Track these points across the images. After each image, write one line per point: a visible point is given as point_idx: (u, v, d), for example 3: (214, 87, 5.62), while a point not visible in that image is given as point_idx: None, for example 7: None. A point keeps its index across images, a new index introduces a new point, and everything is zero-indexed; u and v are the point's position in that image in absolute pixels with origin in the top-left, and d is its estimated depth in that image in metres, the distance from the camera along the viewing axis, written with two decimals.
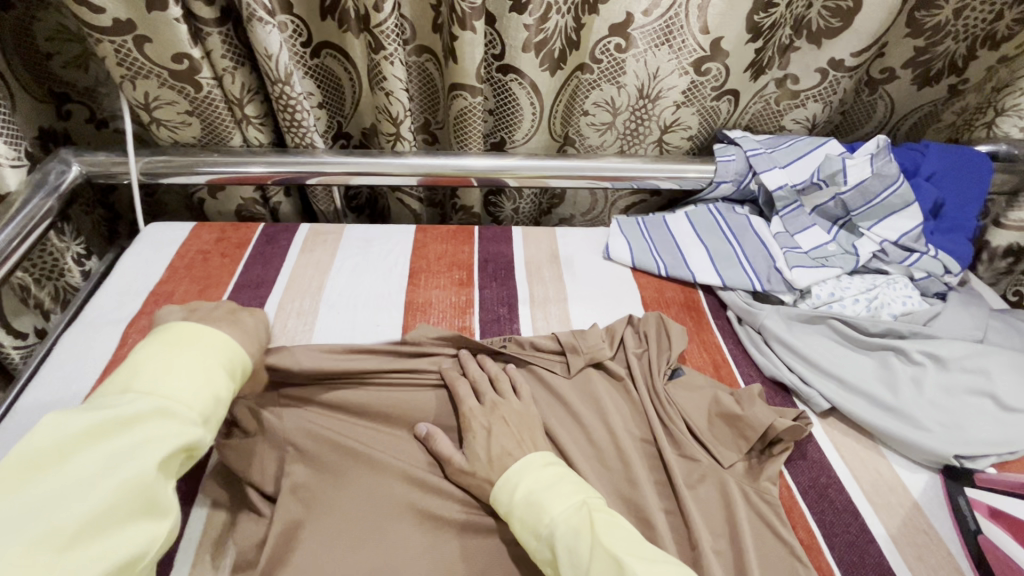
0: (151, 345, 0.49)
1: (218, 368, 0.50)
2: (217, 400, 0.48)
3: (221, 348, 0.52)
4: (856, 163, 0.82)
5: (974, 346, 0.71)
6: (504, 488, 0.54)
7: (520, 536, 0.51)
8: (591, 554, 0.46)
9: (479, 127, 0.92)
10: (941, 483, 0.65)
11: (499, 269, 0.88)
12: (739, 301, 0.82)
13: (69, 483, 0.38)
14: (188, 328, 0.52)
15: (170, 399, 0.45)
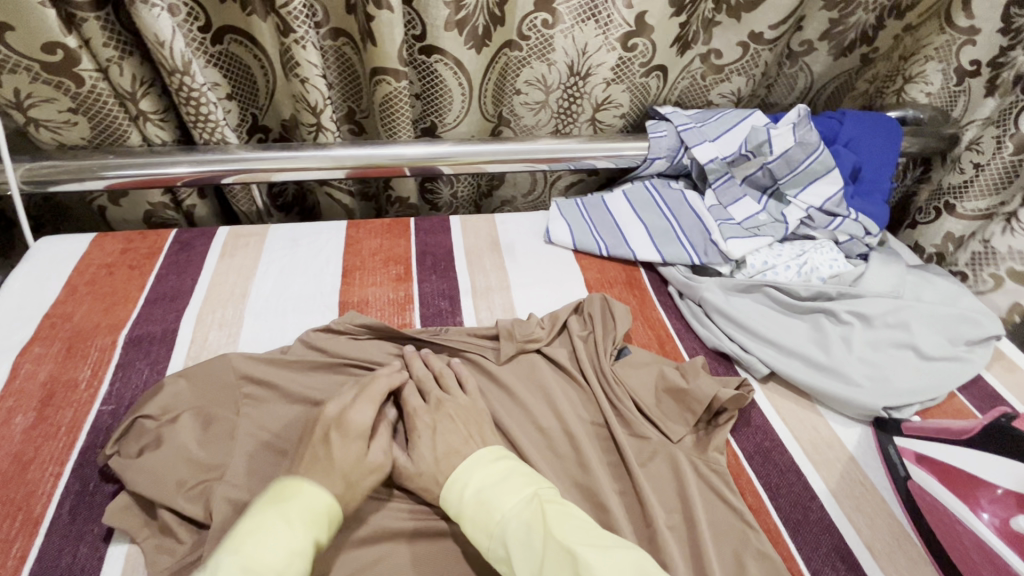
0: (259, 507, 0.47)
1: (303, 522, 0.47)
2: (295, 554, 0.44)
3: (315, 507, 0.48)
4: (781, 133, 0.84)
5: (893, 302, 0.76)
6: (453, 487, 0.52)
7: (472, 537, 0.49)
8: (544, 549, 0.44)
9: (407, 111, 0.87)
10: (872, 435, 0.68)
11: (439, 260, 0.85)
12: (679, 276, 0.83)
13: None
14: (283, 483, 0.50)
15: (257, 565, 0.42)
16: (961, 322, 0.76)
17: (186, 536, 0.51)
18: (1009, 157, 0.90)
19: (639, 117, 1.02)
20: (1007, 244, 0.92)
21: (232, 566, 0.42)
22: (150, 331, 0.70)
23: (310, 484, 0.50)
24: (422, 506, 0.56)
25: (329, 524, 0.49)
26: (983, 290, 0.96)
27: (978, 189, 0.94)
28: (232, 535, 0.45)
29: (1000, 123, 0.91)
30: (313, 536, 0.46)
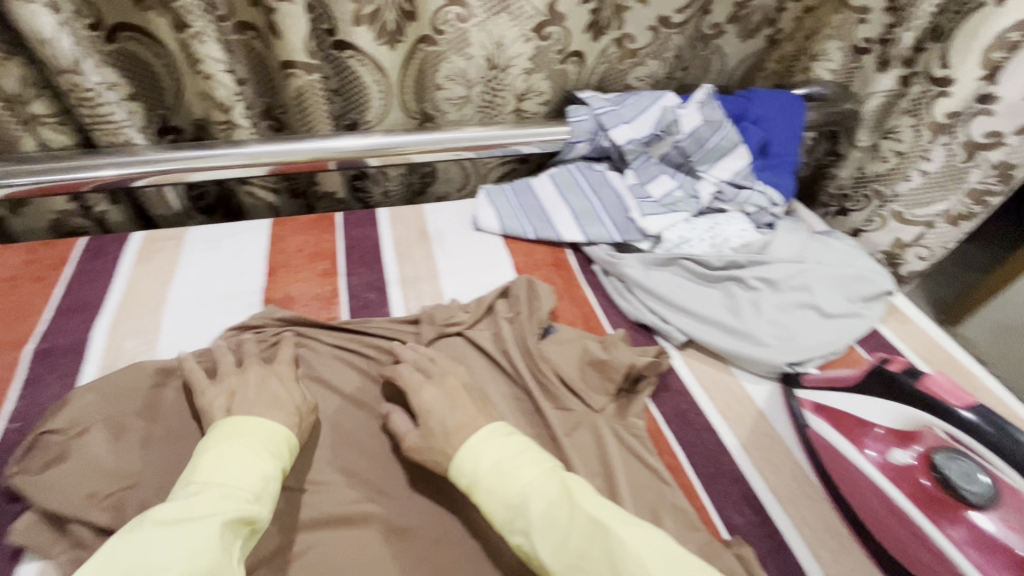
0: (210, 441, 0.50)
1: (270, 451, 0.50)
2: (269, 479, 0.48)
3: (269, 433, 0.52)
4: (688, 112, 0.88)
5: (797, 266, 0.81)
6: (465, 459, 0.51)
7: (486, 508, 0.49)
8: (570, 522, 0.45)
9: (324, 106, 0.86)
10: (780, 391, 0.73)
11: (366, 253, 0.84)
12: (602, 254, 0.86)
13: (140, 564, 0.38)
14: (235, 419, 0.52)
15: (228, 484, 0.45)
16: (857, 281, 0.82)
17: (103, 546, 0.50)
18: (924, 143, 0.90)
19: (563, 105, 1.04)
20: (896, 191, 0.97)
21: (211, 491, 0.44)
22: (60, 344, 0.67)
23: (269, 422, 0.53)
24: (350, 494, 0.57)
25: (289, 453, 0.53)
26: (871, 229, 1.03)
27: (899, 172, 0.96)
28: (197, 469, 0.46)
29: (914, 111, 0.91)
30: (275, 458, 0.50)
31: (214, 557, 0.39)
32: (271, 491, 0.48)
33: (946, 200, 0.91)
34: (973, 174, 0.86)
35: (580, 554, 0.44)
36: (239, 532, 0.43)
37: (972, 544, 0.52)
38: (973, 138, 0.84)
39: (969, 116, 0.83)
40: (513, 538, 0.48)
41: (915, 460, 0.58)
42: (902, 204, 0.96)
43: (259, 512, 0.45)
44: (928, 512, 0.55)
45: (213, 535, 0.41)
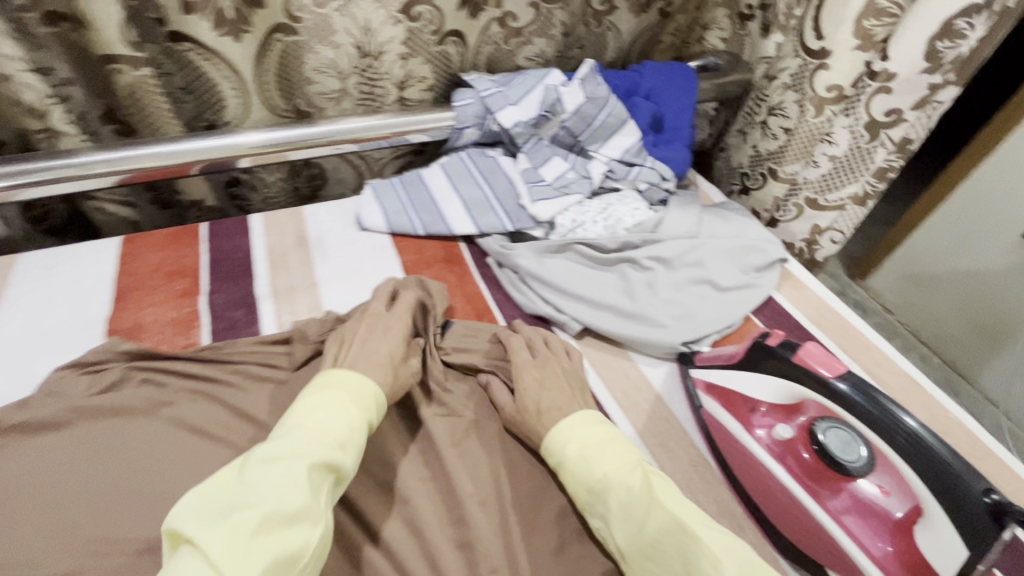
0: (311, 387, 0.54)
1: (358, 404, 0.53)
2: (354, 431, 0.51)
3: (357, 387, 0.54)
4: (570, 90, 0.85)
5: (689, 242, 0.80)
6: (557, 437, 0.56)
7: (571, 486, 0.54)
8: (648, 511, 0.48)
9: (168, 111, 0.79)
10: (677, 371, 0.72)
11: (234, 267, 0.76)
12: (494, 246, 0.81)
13: (244, 489, 0.42)
14: (332, 372, 0.56)
15: (317, 429, 0.48)
16: (748, 250, 0.82)
17: None
18: (812, 120, 0.87)
19: (448, 92, 0.98)
20: (805, 176, 0.95)
21: (300, 436, 0.47)
22: None
23: (364, 375, 0.57)
24: None
25: (377, 408, 0.56)
26: (787, 217, 1.00)
27: (794, 153, 0.92)
28: (294, 411, 0.50)
29: (797, 86, 0.88)
30: (363, 410, 0.53)
31: (299, 502, 0.43)
32: (356, 442, 0.50)
33: (856, 182, 0.91)
34: (879, 154, 0.86)
35: (648, 542, 0.47)
36: (326, 478, 0.46)
37: (853, 512, 0.53)
38: (875, 117, 0.83)
39: (867, 94, 0.82)
40: (591, 517, 0.52)
41: (796, 432, 0.57)
42: (814, 190, 0.94)
43: (344, 459, 0.48)
44: (812, 487, 0.54)
45: (302, 479, 0.44)
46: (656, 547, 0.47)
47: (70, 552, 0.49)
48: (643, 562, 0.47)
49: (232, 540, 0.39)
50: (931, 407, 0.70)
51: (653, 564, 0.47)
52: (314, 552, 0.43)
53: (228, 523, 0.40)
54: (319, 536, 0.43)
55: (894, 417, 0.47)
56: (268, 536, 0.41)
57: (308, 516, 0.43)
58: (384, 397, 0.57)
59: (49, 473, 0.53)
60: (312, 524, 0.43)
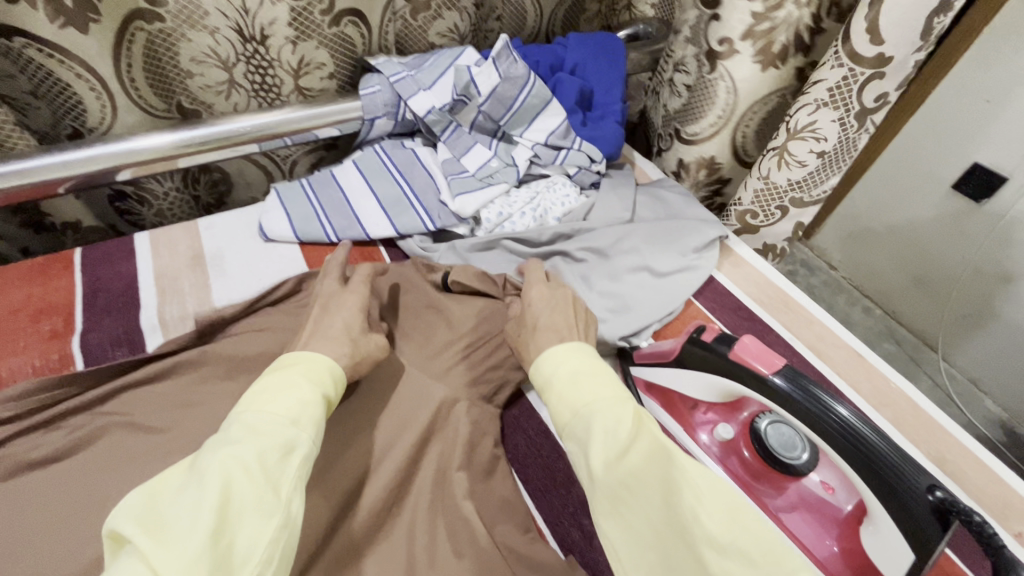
0: (267, 369, 0.49)
1: (311, 378, 0.48)
2: (309, 406, 0.46)
3: (314, 365, 0.50)
4: (483, 70, 0.77)
5: (623, 229, 0.75)
6: (546, 362, 0.51)
7: (552, 410, 0.49)
8: (634, 438, 0.42)
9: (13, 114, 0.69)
10: (617, 368, 0.68)
11: (115, 298, 0.67)
12: (415, 248, 0.75)
13: (189, 485, 0.38)
14: (293, 354, 0.52)
15: (268, 411, 0.44)
16: (687, 230, 0.78)
17: None
18: (705, 74, 0.79)
19: (353, 77, 0.88)
20: (785, 178, 0.80)
21: (248, 421, 0.43)
22: None
23: (317, 353, 0.52)
24: None
25: (335, 382, 0.51)
26: (771, 222, 0.88)
27: (693, 110, 0.84)
28: (249, 394, 0.46)
29: (694, 40, 0.80)
30: (318, 386, 0.48)
31: (253, 490, 0.39)
32: (314, 417, 0.46)
33: (840, 170, 0.80)
34: (861, 138, 0.75)
35: (633, 471, 0.40)
36: (283, 459, 0.42)
37: (799, 508, 0.51)
38: (864, 104, 0.70)
39: (860, 84, 0.67)
40: (567, 442, 0.46)
41: (737, 433, 0.55)
42: (799, 190, 0.82)
43: (299, 440, 0.43)
44: (755, 488, 0.53)
45: (256, 463, 0.40)
46: (636, 475, 0.41)
47: None
48: (614, 496, 0.41)
49: (183, 541, 0.35)
50: (875, 382, 0.68)
51: (632, 495, 0.40)
52: (275, 543, 0.38)
53: (178, 524, 0.36)
54: (281, 525, 0.39)
55: (826, 407, 0.44)
56: (222, 530, 0.37)
57: (264, 504, 0.39)
58: (342, 372, 0.53)
59: None
60: (271, 512, 0.39)
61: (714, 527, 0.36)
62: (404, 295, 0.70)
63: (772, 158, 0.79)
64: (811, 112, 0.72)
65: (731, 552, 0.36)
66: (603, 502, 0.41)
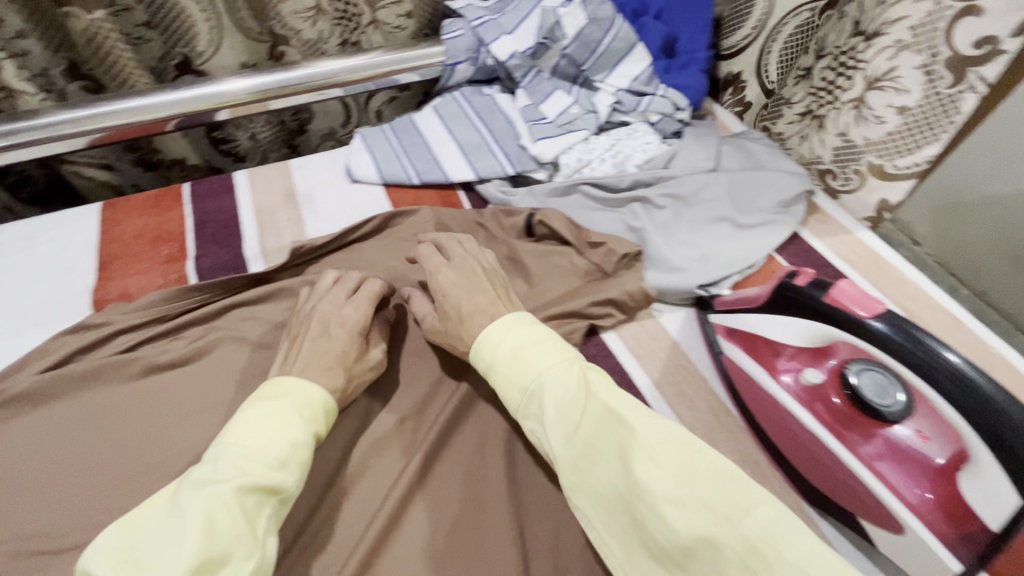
0: (251, 398, 0.48)
1: (303, 416, 0.47)
2: (297, 447, 0.45)
3: (304, 394, 0.49)
4: (570, 12, 0.77)
5: (705, 177, 0.73)
6: (486, 342, 0.51)
7: (501, 391, 0.50)
8: (585, 409, 0.45)
9: (129, 48, 0.75)
10: (695, 317, 0.68)
11: (221, 228, 0.72)
12: (493, 192, 0.76)
13: (164, 532, 0.38)
14: (283, 379, 0.50)
15: (251, 450, 0.43)
16: (772, 183, 0.75)
17: None
18: None
19: (431, 15, 0.87)
20: (862, 136, 0.74)
21: (230, 458, 0.42)
22: None
23: (311, 382, 0.50)
24: None
25: (327, 419, 0.50)
26: (848, 189, 0.79)
27: (731, 24, 0.90)
28: (232, 427, 0.45)
29: None
30: (307, 423, 0.47)
31: (233, 533, 0.38)
32: (301, 460, 0.44)
33: (938, 143, 0.67)
34: (966, 101, 0.63)
35: (591, 441, 0.44)
36: (263, 502, 0.41)
37: (886, 458, 0.49)
38: (959, 51, 0.62)
39: (949, 21, 0.62)
40: (528, 421, 0.49)
41: (826, 377, 0.53)
42: (878, 154, 0.73)
43: (284, 481, 0.42)
44: (840, 431, 0.51)
45: (238, 503, 0.39)
46: (591, 441, 0.44)
47: (73, 523, 0.48)
48: (578, 470, 0.45)
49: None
50: (972, 344, 0.65)
51: (591, 463, 0.44)
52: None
53: (159, 564, 0.36)
54: (257, 567, 0.38)
55: (931, 352, 0.44)
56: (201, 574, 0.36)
57: (243, 546, 0.38)
58: (336, 405, 0.51)
59: (55, 445, 0.53)
60: (250, 551, 0.39)
61: (666, 484, 0.40)
62: (482, 237, 0.72)
63: (848, 111, 0.75)
64: (890, 56, 0.68)
65: (693, 506, 0.39)
66: (569, 476, 0.45)
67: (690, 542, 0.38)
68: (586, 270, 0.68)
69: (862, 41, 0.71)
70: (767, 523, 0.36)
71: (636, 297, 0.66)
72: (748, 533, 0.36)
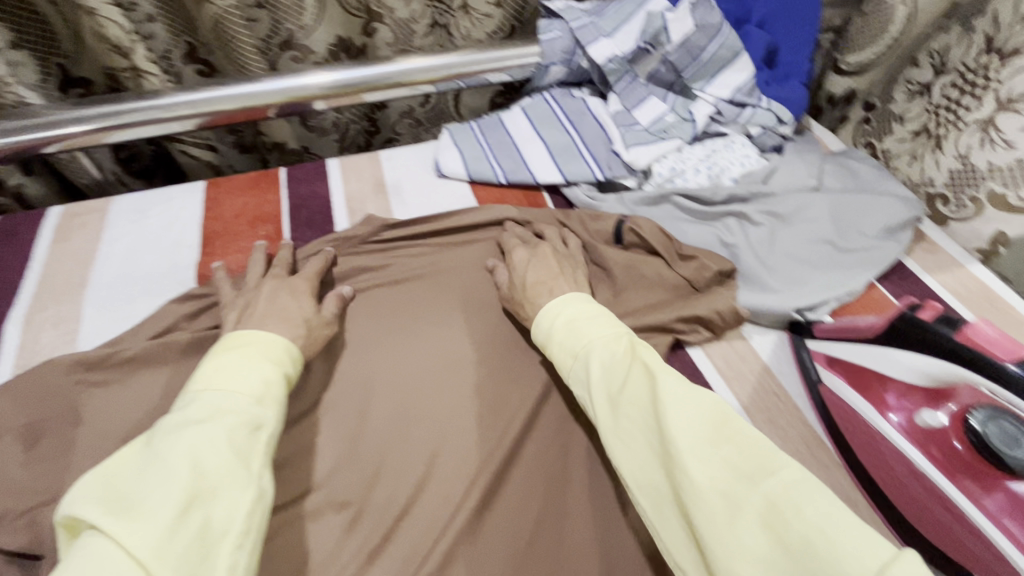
0: (209, 354, 0.48)
1: (270, 358, 0.48)
2: (271, 385, 0.46)
3: (268, 344, 0.49)
4: (678, 18, 0.75)
5: (808, 197, 0.70)
6: (545, 315, 0.54)
7: (555, 358, 0.52)
8: (628, 371, 0.46)
9: (247, 31, 0.76)
10: (787, 341, 0.65)
11: (314, 213, 0.75)
12: (581, 196, 0.75)
13: (147, 472, 0.38)
14: (239, 332, 0.50)
15: (228, 391, 0.43)
16: (878, 207, 0.71)
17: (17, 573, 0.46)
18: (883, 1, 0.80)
19: (520, 6, 0.88)
20: (984, 161, 0.68)
21: (209, 401, 0.42)
22: None
23: (270, 332, 0.51)
24: (294, 494, 0.50)
25: (292, 361, 0.51)
26: (960, 217, 0.72)
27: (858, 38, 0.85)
28: (200, 376, 0.45)
29: None
30: (279, 364, 0.48)
31: (224, 465, 0.39)
32: (276, 396, 0.46)
33: None
34: None
35: (635, 401, 0.44)
36: (251, 436, 0.42)
37: (1012, 515, 0.45)
38: None
39: None
40: (572, 387, 0.49)
41: (948, 421, 0.51)
42: (1002, 182, 0.66)
43: (265, 415, 0.43)
44: (953, 475, 0.48)
45: (221, 438, 0.40)
46: (630, 400, 0.44)
47: None
48: (616, 426, 0.45)
49: (153, 514, 0.35)
50: None
51: (628, 421, 0.44)
52: (254, 516, 0.39)
53: (146, 500, 0.36)
54: (257, 496, 0.39)
55: None
56: (199, 505, 0.37)
57: (238, 478, 0.39)
58: (300, 350, 0.53)
59: (149, 406, 0.54)
60: (245, 483, 0.39)
61: (687, 435, 0.40)
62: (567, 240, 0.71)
63: (972, 132, 0.69)
64: None
65: (722, 464, 0.39)
66: (604, 415, 0.45)
67: (716, 502, 0.37)
68: (677, 283, 0.65)
69: (996, 60, 0.68)
70: (787, 483, 0.37)
71: (727, 317, 0.63)
72: (768, 492, 0.37)
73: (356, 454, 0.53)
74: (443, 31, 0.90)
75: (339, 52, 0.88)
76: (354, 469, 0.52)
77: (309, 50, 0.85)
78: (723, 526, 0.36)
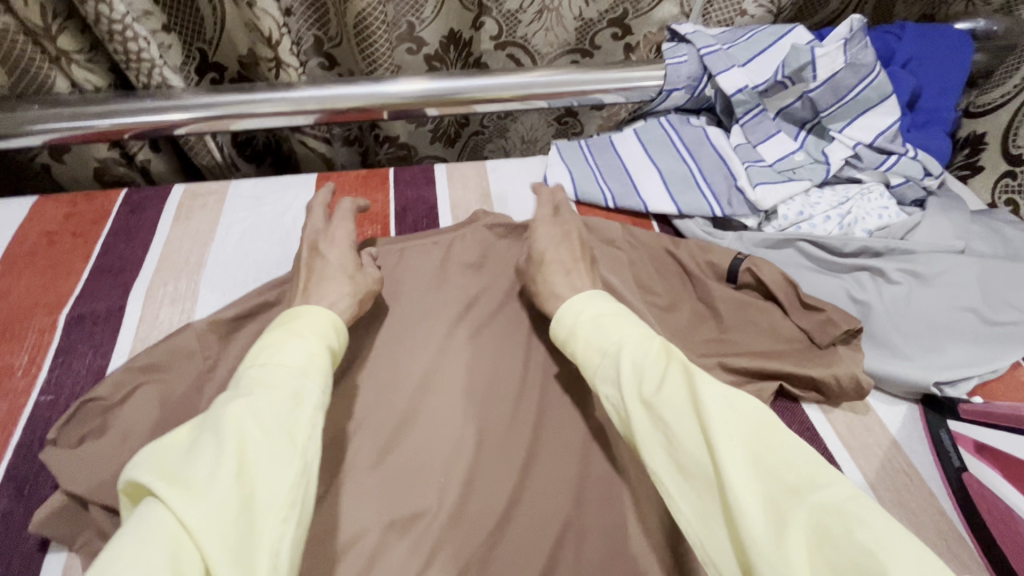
0: (264, 331, 0.47)
1: (314, 332, 0.46)
2: (315, 358, 0.44)
3: (315, 320, 0.48)
4: (826, 53, 0.70)
5: (954, 259, 0.63)
6: (566, 313, 0.50)
7: (580, 358, 0.47)
8: (665, 374, 0.41)
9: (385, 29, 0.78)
10: (920, 416, 0.59)
11: (420, 217, 0.74)
12: (697, 230, 0.71)
13: (197, 444, 0.36)
14: (292, 310, 0.50)
15: (274, 363, 0.42)
16: None
17: None
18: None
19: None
20: None
21: (257, 375, 0.41)
22: (95, 309, 0.62)
23: (319, 308, 0.50)
24: (391, 505, 0.50)
25: (337, 336, 0.49)
26: None
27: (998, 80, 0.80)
28: (253, 353, 0.44)
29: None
30: (324, 338, 0.46)
31: (269, 437, 0.37)
32: (321, 368, 0.43)
33: None
34: None
35: (672, 409, 0.39)
36: (297, 409, 0.40)
37: None
38: None
39: None
40: (599, 386, 0.44)
41: None
42: None
43: (308, 386, 0.41)
44: None
45: (267, 409, 0.38)
46: (667, 403, 0.39)
47: None
48: (653, 438, 0.39)
49: (201, 485, 0.33)
50: None
51: (666, 429, 0.39)
52: (298, 488, 0.37)
53: (195, 470, 0.34)
54: (302, 470, 0.37)
55: None
56: (247, 477, 0.35)
57: (282, 452, 0.37)
58: (344, 326, 0.52)
59: None
60: (290, 458, 0.37)
61: (726, 442, 0.36)
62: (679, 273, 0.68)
63: None
64: None
65: (759, 472, 0.35)
66: (643, 423, 0.40)
67: (755, 509, 0.34)
68: (796, 335, 0.61)
69: None
70: (839, 500, 0.33)
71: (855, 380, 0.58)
72: (817, 504, 0.33)
73: (452, 469, 0.52)
74: (551, 13, 0.86)
75: (449, 45, 0.88)
76: (448, 479, 0.51)
77: (423, 41, 0.86)
78: (762, 534, 0.33)
